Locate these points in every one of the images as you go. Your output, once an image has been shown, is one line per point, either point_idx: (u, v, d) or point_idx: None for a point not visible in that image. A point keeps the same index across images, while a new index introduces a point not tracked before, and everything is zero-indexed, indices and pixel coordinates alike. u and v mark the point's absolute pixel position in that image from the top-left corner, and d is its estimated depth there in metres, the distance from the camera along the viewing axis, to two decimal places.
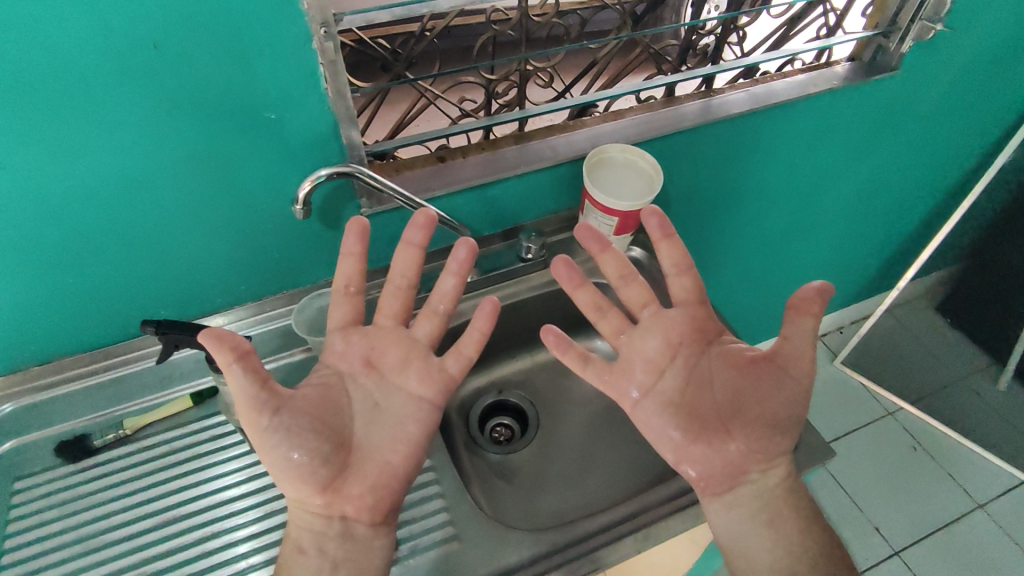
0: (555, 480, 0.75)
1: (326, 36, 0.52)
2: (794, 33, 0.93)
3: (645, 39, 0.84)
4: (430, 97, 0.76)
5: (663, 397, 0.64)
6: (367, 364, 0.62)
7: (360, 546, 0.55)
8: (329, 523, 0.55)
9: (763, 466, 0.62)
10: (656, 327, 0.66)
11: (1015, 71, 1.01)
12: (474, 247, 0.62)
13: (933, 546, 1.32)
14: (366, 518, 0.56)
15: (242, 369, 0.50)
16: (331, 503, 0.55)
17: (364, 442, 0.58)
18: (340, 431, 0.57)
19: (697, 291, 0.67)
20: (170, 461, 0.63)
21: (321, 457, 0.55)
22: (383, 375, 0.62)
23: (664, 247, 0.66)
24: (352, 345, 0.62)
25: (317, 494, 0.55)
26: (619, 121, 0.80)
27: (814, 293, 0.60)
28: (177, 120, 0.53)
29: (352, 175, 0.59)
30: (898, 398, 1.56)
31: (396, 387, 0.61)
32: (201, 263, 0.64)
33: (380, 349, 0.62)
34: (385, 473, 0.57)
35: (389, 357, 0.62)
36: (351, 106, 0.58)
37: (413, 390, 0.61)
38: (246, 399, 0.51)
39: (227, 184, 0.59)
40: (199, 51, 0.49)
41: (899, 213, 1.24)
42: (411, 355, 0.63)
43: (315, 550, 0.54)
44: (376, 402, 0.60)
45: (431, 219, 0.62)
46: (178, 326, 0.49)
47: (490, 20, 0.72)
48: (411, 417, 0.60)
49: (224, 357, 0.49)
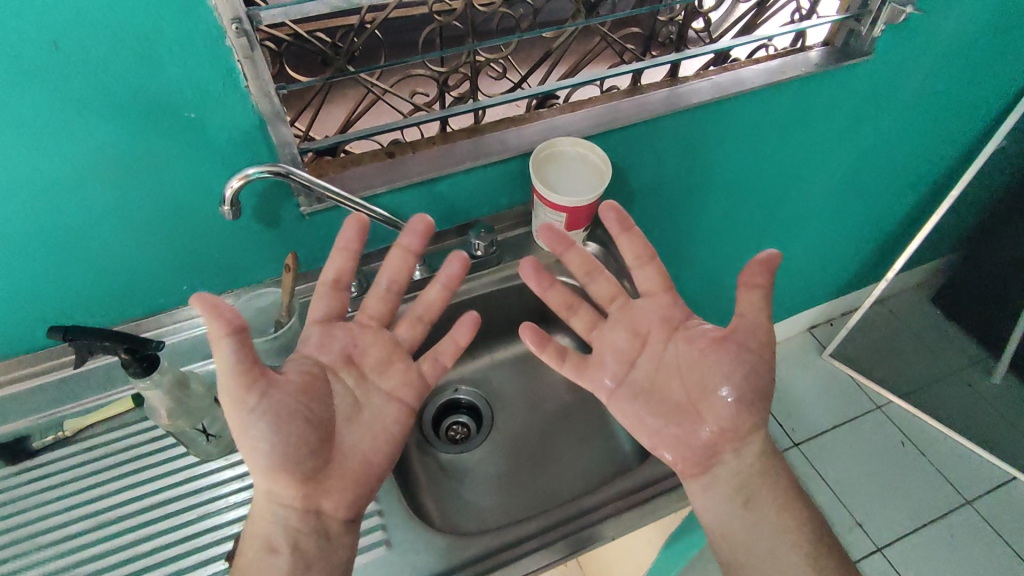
0: (508, 481, 0.75)
1: (238, 32, 0.50)
2: (763, 18, 0.89)
3: (603, 27, 0.81)
4: (377, 92, 0.74)
5: (642, 393, 0.63)
6: (347, 361, 0.61)
7: (333, 546, 0.53)
8: (303, 521, 0.53)
9: (736, 445, 0.59)
10: (623, 320, 0.66)
11: (1001, 56, 0.97)
12: (463, 261, 0.64)
13: (920, 542, 1.30)
14: (341, 514, 0.55)
15: (235, 345, 0.48)
16: (306, 498, 0.54)
17: (343, 438, 0.57)
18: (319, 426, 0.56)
19: (662, 279, 0.65)
20: (107, 464, 0.63)
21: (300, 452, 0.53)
22: (363, 373, 0.61)
23: (625, 240, 0.64)
24: (332, 340, 0.61)
25: (294, 487, 0.52)
26: (577, 112, 0.78)
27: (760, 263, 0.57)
28: (91, 122, 0.51)
29: (285, 175, 0.56)
30: (887, 391, 1.52)
31: (376, 386, 0.61)
32: (137, 263, 0.64)
33: (360, 346, 0.62)
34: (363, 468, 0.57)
35: (370, 354, 0.62)
36: (278, 103, 0.56)
37: (391, 388, 0.62)
38: (235, 377, 0.49)
39: (155, 184, 0.58)
40: (104, 49, 0.48)
41: (883, 202, 1.21)
42: (394, 355, 0.63)
43: (288, 548, 0.52)
44: (357, 399, 0.60)
45: (429, 227, 0.62)
46: (91, 332, 0.49)
47: (432, 12, 0.69)
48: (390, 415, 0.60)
49: (217, 331, 0.47)
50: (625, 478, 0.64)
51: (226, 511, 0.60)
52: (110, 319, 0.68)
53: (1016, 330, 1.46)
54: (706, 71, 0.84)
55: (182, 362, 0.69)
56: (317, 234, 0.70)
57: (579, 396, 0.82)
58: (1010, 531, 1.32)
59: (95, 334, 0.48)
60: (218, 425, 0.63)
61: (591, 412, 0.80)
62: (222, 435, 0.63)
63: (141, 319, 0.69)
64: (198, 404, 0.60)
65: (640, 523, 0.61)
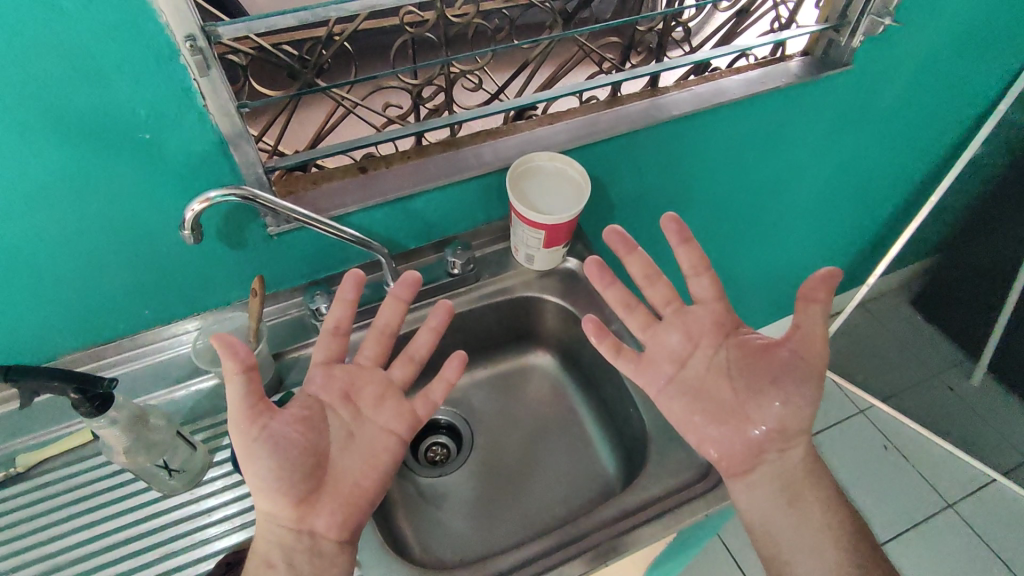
0: (489, 505, 0.72)
1: (193, 49, 0.47)
2: (743, 28, 0.88)
3: (580, 38, 0.79)
4: (347, 106, 0.70)
5: (692, 391, 0.62)
6: (344, 397, 0.59)
7: (327, 562, 0.51)
8: (298, 537, 0.51)
9: (780, 446, 0.58)
10: (678, 325, 0.64)
11: (979, 66, 0.97)
12: (452, 310, 0.63)
13: (908, 544, 1.29)
14: (335, 534, 0.53)
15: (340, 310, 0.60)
16: (302, 516, 0.52)
17: (336, 464, 0.55)
18: (320, 449, 0.55)
19: (716, 288, 0.63)
20: (62, 502, 0.60)
21: (304, 471, 0.52)
22: (358, 409, 0.59)
23: (631, 261, 0.63)
24: (333, 378, 0.59)
25: (289, 510, 0.52)
26: (555, 125, 0.75)
27: (403, 285, 0.61)
28: (35, 144, 0.48)
29: (251, 199, 0.53)
30: (869, 395, 1.53)
31: (369, 421, 0.59)
32: (92, 288, 0.60)
33: (358, 384, 0.60)
34: (356, 492, 0.55)
35: (367, 391, 0.60)
36: (239, 123, 0.54)
37: (385, 423, 0.59)
38: (238, 411, 0.50)
39: (111, 208, 0.55)
40: (44, 69, 0.45)
41: (866, 208, 1.20)
42: (387, 391, 0.61)
43: (285, 563, 0.50)
44: (351, 431, 0.57)
45: (415, 285, 0.62)
46: (28, 372, 0.49)
47: (404, 23, 0.67)
48: (383, 446, 0.58)
49: (348, 299, 0.60)
50: (610, 505, 0.61)
51: (190, 550, 0.58)
52: (69, 346, 0.64)
53: (996, 330, 1.48)
54: (686, 82, 0.82)
55: (139, 393, 0.66)
56: (286, 254, 0.67)
57: (562, 416, 0.81)
58: (990, 534, 1.33)
59: (31, 374, 0.49)
60: (181, 460, 0.60)
61: (573, 432, 0.79)
62: (186, 469, 0.60)
63: (101, 345, 0.66)
64: (158, 438, 0.57)
65: (633, 550, 0.59)
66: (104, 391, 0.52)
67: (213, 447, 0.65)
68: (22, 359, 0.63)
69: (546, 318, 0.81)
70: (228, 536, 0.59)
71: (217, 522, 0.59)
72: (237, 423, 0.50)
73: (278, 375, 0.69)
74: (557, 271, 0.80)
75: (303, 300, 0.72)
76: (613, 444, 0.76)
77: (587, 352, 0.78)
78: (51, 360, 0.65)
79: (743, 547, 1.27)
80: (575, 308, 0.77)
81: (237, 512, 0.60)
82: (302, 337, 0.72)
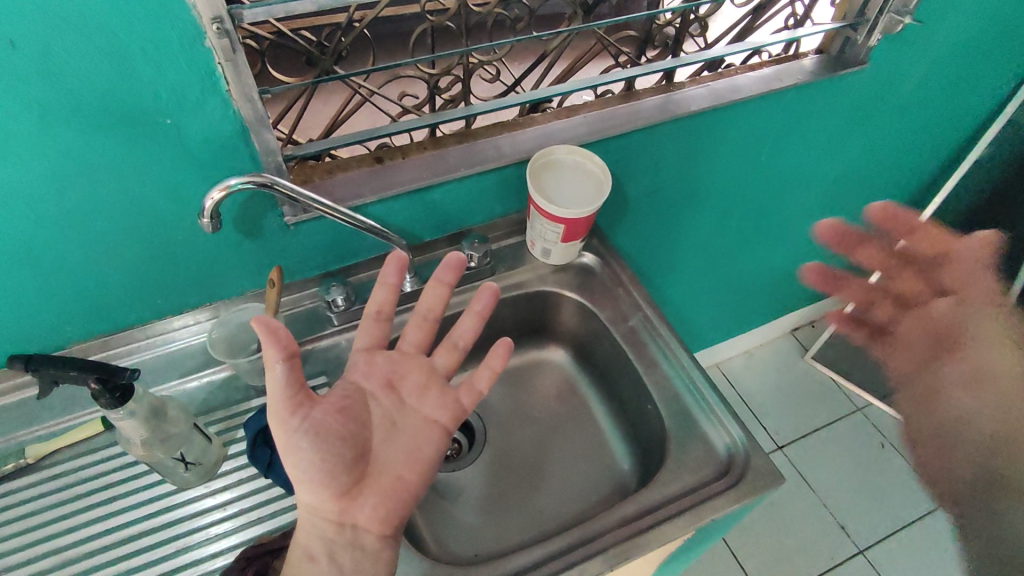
0: (504, 501, 0.72)
1: (219, 32, 0.46)
2: (760, 24, 0.86)
3: (600, 30, 0.78)
4: (364, 95, 0.68)
5: None
6: (388, 386, 0.60)
7: (370, 556, 0.52)
8: (339, 531, 0.52)
9: None
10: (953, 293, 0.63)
11: (989, 66, 0.97)
12: (498, 294, 0.60)
13: (903, 543, 1.30)
14: (377, 528, 0.53)
15: (383, 290, 0.59)
16: (344, 509, 0.53)
17: (380, 454, 0.56)
18: (362, 441, 0.55)
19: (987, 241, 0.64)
20: (73, 494, 0.59)
21: (344, 464, 0.53)
22: (402, 398, 0.60)
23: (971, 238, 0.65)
24: (377, 365, 0.60)
25: (333, 500, 0.52)
26: (572, 118, 0.75)
27: (450, 263, 0.60)
28: (52, 127, 0.47)
29: (269, 186, 0.52)
30: (866, 394, 1.53)
31: (412, 410, 0.59)
32: (104, 275, 0.59)
33: (402, 372, 0.61)
34: (397, 486, 0.55)
35: (410, 381, 0.61)
36: (261, 109, 0.52)
37: (429, 414, 0.60)
38: (278, 401, 0.50)
39: (127, 194, 0.53)
40: (67, 50, 0.43)
41: (872, 208, 1.21)
42: (431, 382, 0.61)
43: (327, 558, 0.51)
44: (394, 421, 0.58)
45: (463, 262, 0.60)
46: (48, 359, 0.49)
47: (424, 11, 0.66)
48: (427, 437, 0.59)
49: (391, 279, 0.59)
50: (629, 503, 0.61)
51: (203, 545, 0.57)
52: (79, 335, 0.63)
53: None
54: (701, 77, 0.82)
55: (153, 384, 0.66)
56: (300, 246, 0.66)
57: (576, 411, 0.81)
58: None
59: (51, 361, 0.49)
60: (196, 453, 0.58)
61: (587, 428, 0.79)
62: (200, 462, 0.59)
63: (110, 335, 0.64)
64: (175, 430, 0.57)
65: (654, 547, 0.58)
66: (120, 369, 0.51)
67: (227, 440, 0.63)
68: (31, 348, 0.62)
69: (563, 313, 0.81)
70: (242, 531, 0.58)
71: (231, 517, 0.58)
72: (277, 411, 0.50)
73: None
74: (573, 265, 0.80)
75: (318, 291, 0.71)
76: (628, 439, 0.76)
77: (602, 347, 0.78)
78: (60, 349, 0.63)
79: (743, 543, 1.29)
80: (596, 302, 0.77)
81: (253, 506, 0.59)
82: (315, 329, 0.71)
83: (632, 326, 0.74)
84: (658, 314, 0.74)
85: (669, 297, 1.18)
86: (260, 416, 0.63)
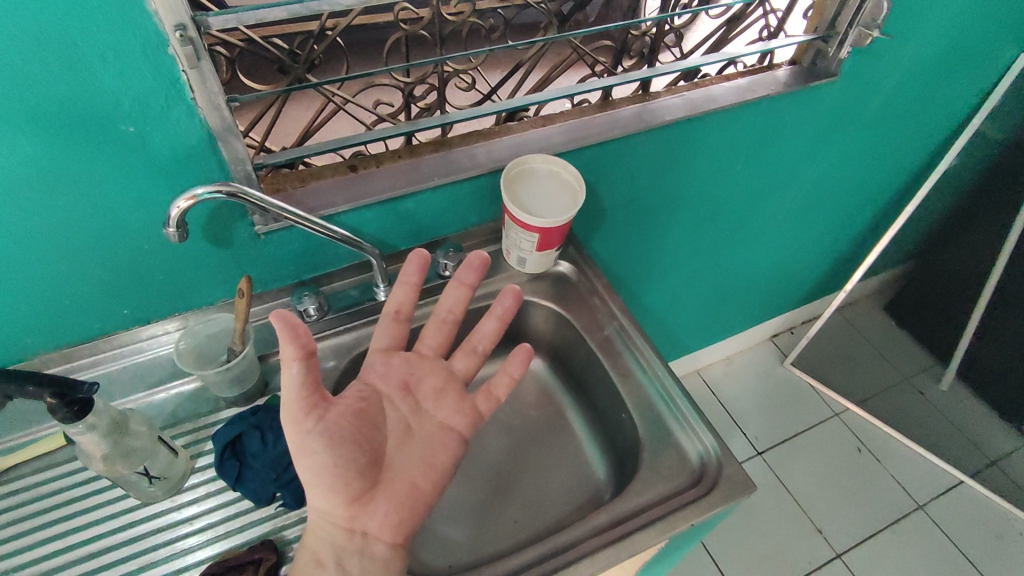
0: (481, 512, 0.71)
1: (183, 40, 0.45)
2: (733, 36, 0.87)
3: (575, 40, 0.79)
4: (338, 103, 0.68)
5: None
6: (404, 389, 0.62)
7: (380, 565, 0.53)
8: (349, 538, 0.53)
9: None
10: None
11: (956, 79, 1.00)
12: (519, 297, 0.64)
13: (880, 546, 1.32)
14: (388, 536, 0.54)
15: (404, 291, 0.62)
16: (354, 516, 0.53)
17: (394, 459, 0.58)
18: (377, 445, 0.56)
19: None
20: (34, 509, 0.57)
21: (357, 470, 0.54)
22: (418, 403, 0.62)
23: None
24: (394, 366, 0.62)
25: (344, 506, 0.53)
26: (548, 127, 0.75)
27: (474, 262, 0.63)
28: (9, 136, 0.46)
29: (237, 196, 0.51)
30: (842, 398, 1.55)
31: (428, 416, 0.62)
32: (66, 285, 0.57)
33: (418, 374, 0.63)
34: (412, 493, 0.57)
35: (427, 384, 0.63)
36: (229, 118, 0.52)
37: (444, 418, 0.62)
38: (293, 403, 0.50)
39: (90, 203, 0.52)
40: (25, 57, 0.42)
41: (846, 216, 1.23)
42: (448, 386, 0.64)
43: (335, 563, 0.51)
44: (409, 426, 0.60)
45: (485, 262, 0.63)
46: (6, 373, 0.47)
47: (398, 20, 0.65)
48: (442, 444, 0.60)
49: (413, 277, 0.62)
50: (602, 513, 0.61)
51: (170, 560, 0.56)
52: (42, 347, 0.61)
53: (963, 338, 1.53)
54: (676, 87, 0.83)
55: (117, 396, 0.64)
56: (270, 256, 0.65)
57: (552, 419, 0.81)
58: (960, 534, 1.36)
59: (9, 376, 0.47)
60: (161, 467, 0.57)
61: (563, 435, 0.79)
62: (166, 476, 0.58)
63: (75, 345, 0.63)
64: (138, 444, 0.56)
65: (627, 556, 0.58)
66: (49, 375, 0.49)
67: (194, 453, 0.62)
68: None
69: (537, 320, 0.80)
70: (211, 544, 0.57)
71: (199, 531, 0.57)
72: (293, 413, 0.51)
73: (263, 379, 0.68)
74: (549, 273, 0.80)
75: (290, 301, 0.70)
76: (603, 446, 0.76)
77: (578, 355, 0.78)
78: (22, 362, 0.62)
79: (723, 547, 1.30)
80: (571, 311, 0.77)
81: (220, 520, 0.58)
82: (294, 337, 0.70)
83: (608, 335, 0.75)
84: (632, 322, 0.74)
85: (649, 303, 1.19)
86: (228, 428, 0.61)
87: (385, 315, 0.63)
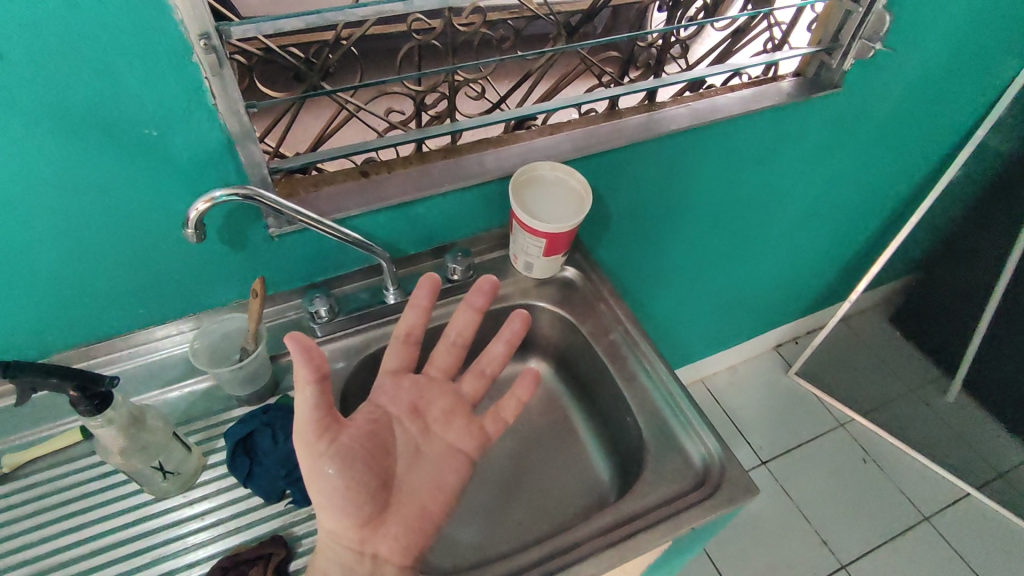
0: (487, 513, 0.72)
1: (206, 48, 0.47)
2: (737, 48, 0.89)
3: (582, 51, 0.81)
4: (351, 110, 0.70)
5: None
6: (414, 411, 0.63)
7: None
8: (359, 560, 0.53)
9: None
10: None
11: (960, 89, 1.01)
12: (527, 321, 0.66)
13: (885, 557, 1.31)
14: (397, 558, 0.55)
15: (415, 315, 0.64)
16: (365, 538, 0.54)
17: (405, 481, 0.59)
18: (388, 467, 0.58)
19: None
20: (50, 504, 0.58)
21: (368, 493, 0.55)
22: (428, 425, 0.63)
23: None
24: (403, 389, 0.63)
25: (354, 528, 0.54)
26: (556, 135, 0.76)
27: (485, 288, 0.65)
28: (38, 137, 0.47)
29: (253, 198, 0.53)
30: (849, 409, 1.55)
31: (437, 437, 0.63)
32: (85, 283, 0.59)
33: (428, 399, 0.64)
34: (421, 515, 0.58)
35: (436, 407, 0.64)
36: (248, 122, 0.53)
37: (452, 440, 0.63)
38: (307, 424, 0.51)
39: (112, 204, 0.54)
40: (56, 62, 0.44)
41: (851, 225, 1.24)
42: (456, 409, 0.65)
43: None
44: (418, 448, 0.61)
45: (494, 287, 0.65)
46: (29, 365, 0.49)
47: (411, 30, 0.70)
48: (450, 466, 0.61)
49: (423, 301, 0.63)
50: (606, 513, 0.62)
51: (180, 555, 0.57)
52: (61, 344, 0.63)
53: (969, 352, 1.53)
54: (683, 98, 0.84)
55: (133, 394, 0.66)
56: (283, 257, 0.66)
57: (558, 423, 0.82)
58: (967, 546, 1.35)
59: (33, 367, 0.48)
60: (175, 462, 0.58)
61: (568, 439, 0.80)
62: (179, 471, 0.59)
63: (91, 344, 0.64)
64: (153, 439, 0.57)
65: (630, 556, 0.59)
66: (72, 369, 0.51)
67: (207, 449, 0.63)
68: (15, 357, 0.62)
69: (543, 325, 0.82)
70: (221, 539, 0.58)
71: (209, 526, 0.59)
72: (306, 436, 0.51)
73: (274, 379, 0.69)
74: (555, 279, 0.81)
75: (301, 303, 0.72)
76: (607, 450, 0.77)
77: (584, 363, 0.79)
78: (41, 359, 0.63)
79: (726, 555, 1.30)
80: (576, 317, 0.78)
81: (230, 517, 0.59)
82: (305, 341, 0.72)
83: (613, 339, 0.76)
84: (636, 328, 0.75)
85: (654, 311, 1.20)
86: (240, 425, 0.63)
87: (397, 337, 0.64)
